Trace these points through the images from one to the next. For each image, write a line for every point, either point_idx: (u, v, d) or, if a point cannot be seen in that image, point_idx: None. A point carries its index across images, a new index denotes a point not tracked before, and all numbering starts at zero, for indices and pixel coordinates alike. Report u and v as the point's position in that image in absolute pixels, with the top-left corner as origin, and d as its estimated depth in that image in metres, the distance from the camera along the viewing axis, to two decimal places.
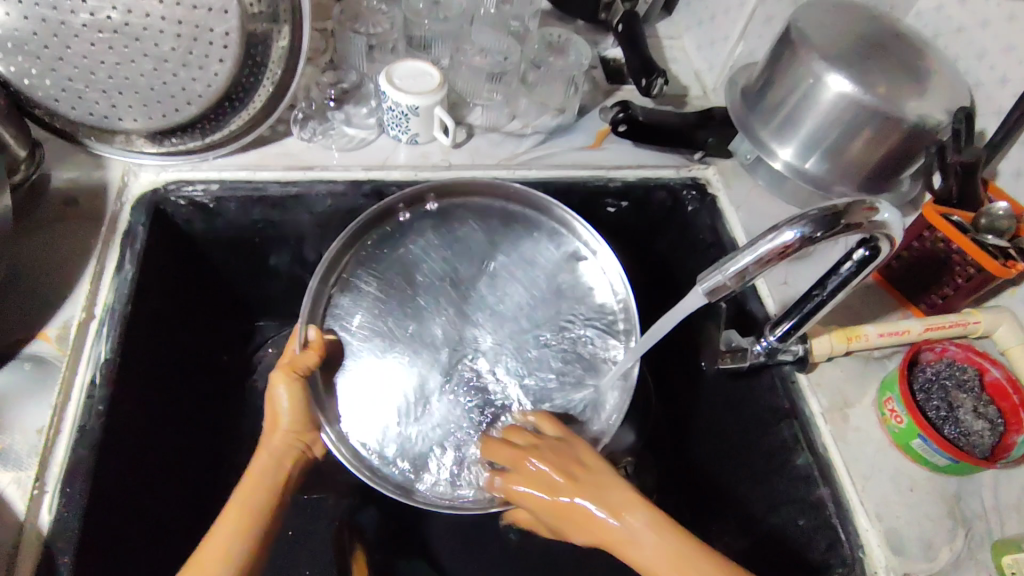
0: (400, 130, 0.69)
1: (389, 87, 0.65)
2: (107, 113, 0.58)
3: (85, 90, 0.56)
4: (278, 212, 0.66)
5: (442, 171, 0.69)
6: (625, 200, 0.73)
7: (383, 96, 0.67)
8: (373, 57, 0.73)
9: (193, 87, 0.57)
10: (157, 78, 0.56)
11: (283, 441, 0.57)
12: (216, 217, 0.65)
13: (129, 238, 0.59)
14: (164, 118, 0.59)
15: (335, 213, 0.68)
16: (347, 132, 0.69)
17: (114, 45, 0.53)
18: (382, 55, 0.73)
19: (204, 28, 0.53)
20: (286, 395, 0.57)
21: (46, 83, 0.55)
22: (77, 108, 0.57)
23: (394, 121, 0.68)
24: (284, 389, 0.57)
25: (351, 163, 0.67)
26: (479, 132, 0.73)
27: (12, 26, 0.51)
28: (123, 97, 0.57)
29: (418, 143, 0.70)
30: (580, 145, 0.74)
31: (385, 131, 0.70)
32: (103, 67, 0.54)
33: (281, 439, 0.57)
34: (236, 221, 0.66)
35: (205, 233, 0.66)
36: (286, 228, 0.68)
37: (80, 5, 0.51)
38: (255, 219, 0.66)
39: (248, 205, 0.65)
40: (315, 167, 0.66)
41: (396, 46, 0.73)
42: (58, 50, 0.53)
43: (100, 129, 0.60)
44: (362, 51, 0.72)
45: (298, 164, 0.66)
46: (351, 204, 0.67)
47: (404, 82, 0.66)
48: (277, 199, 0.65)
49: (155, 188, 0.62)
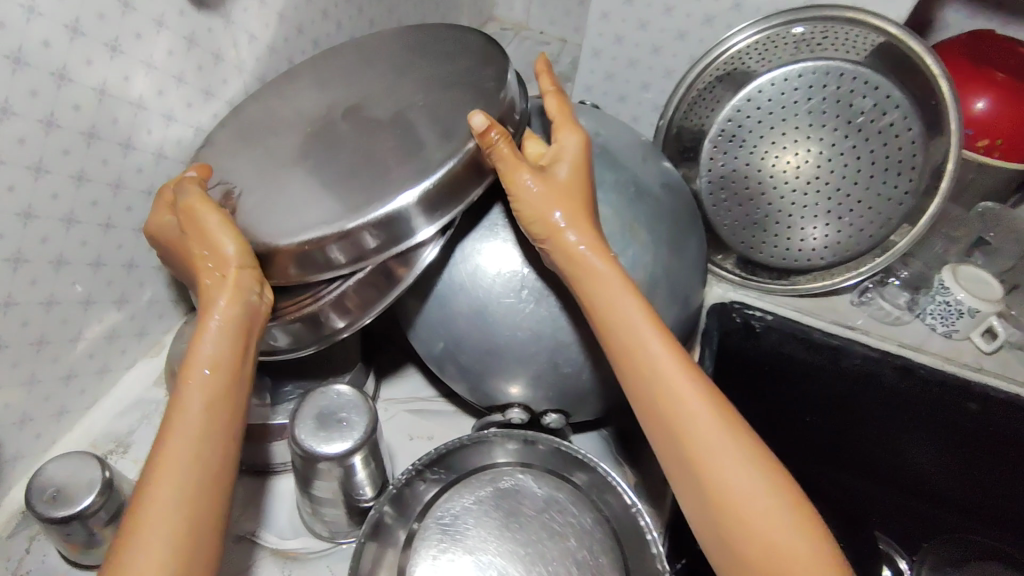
0: (941, 321, 0.74)
1: (953, 283, 0.72)
2: (752, 246, 0.72)
3: (746, 228, 0.71)
4: (807, 353, 0.75)
5: (970, 371, 0.72)
6: None
7: (942, 290, 0.73)
8: (930, 253, 0.79)
9: (833, 246, 0.69)
10: (811, 234, 0.68)
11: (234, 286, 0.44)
12: (754, 338, 0.77)
13: (707, 339, 0.75)
14: (793, 261, 0.71)
15: (856, 372, 0.75)
16: (883, 306, 0.77)
17: (810, 204, 0.67)
18: (939, 253, 0.79)
19: (884, 214, 0.66)
20: (233, 248, 0.44)
21: (729, 214, 0.70)
22: (736, 236, 0.72)
23: (940, 313, 0.73)
24: (235, 249, 0.44)
25: (887, 336, 0.75)
26: (1009, 348, 0.74)
27: (741, 169, 0.68)
28: (774, 239, 0.70)
29: (950, 337, 0.75)
30: None
31: (920, 318, 0.76)
32: (777, 214, 0.68)
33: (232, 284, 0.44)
34: (769, 348, 0.77)
35: (741, 350, 0.78)
36: (804, 367, 0.77)
37: (791, 173, 0.66)
38: (783, 352, 0.76)
39: (788, 340, 0.75)
40: (856, 329, 0.75)
41: (953, 249, 0.79)
42: (754, 193, 0.68)
43: (734, 250, 0.74)
44: (931, 247, 0.79)
45: (840, 322, 0.76)
46: (875, 369, 0.74)
47: (968, 285, 0.73)
48: (817, 344, 0.74)
49: (723, 301, 0.76)
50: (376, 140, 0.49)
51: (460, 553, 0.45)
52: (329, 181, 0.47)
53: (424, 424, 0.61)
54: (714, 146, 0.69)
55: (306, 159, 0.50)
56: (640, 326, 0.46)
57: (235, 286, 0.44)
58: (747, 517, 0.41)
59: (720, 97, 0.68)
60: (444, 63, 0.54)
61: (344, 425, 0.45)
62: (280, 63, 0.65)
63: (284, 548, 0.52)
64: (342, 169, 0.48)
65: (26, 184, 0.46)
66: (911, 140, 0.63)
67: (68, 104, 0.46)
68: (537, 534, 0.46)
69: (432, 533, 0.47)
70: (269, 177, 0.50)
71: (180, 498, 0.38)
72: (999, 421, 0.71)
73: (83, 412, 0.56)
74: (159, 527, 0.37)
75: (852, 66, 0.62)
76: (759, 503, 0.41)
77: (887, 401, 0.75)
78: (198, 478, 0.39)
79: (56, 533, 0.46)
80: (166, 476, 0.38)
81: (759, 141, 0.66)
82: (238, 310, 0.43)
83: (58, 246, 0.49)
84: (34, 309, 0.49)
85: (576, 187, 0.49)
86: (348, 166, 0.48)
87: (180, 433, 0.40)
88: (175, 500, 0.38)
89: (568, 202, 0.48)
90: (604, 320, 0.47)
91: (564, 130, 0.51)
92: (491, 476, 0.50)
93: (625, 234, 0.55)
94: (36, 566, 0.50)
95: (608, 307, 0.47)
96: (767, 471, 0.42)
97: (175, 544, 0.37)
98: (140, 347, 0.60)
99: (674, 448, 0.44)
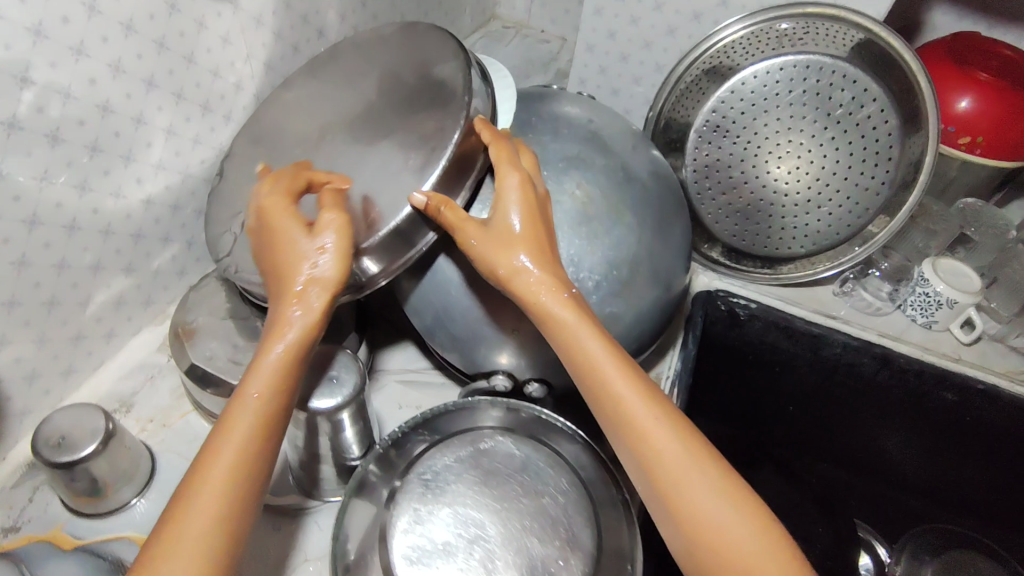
0: (921, 312, 0.76)
1: (934, 275, 0.74)
2: (734, 232, 0.74)
3: (730, 215, 0.73)
4: (789, 342, 0.78)
5: (949, 361, 0.74)
6: None
7: (923, 281, 0.75)
8: (911, 246, 0.81)
9: (812, 234, 0.71)
10: (791, 222, 0.71)
11: (315, 310, 0.46)
12: (738, 327, 0.79)
13: (691, 324, 0.75)
14: (775, 249, 0.74)
15: (836, 361, 0.77)
16: (865, 297, 0.80)
17: (792, 192, 0.69)
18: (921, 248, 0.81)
19: (861, 204, 0.68)
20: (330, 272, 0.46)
21: (713, 201, 0.73)
22: (720, 223, 0.74)
23: (921, 305, 0.76)
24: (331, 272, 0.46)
25: (868, 326, 0.78)
26: (988, 340, 0.77)
27: (725, 157, 0.71)
28: (756, 226, 0.73)
29: (929, 328, 0.77)
30: None
31: (901, 309, 0.79)
32: (759, 202, 0.71)
33: (314, 308, 0.46)
34: (751, 337, 0.79)
35: (723, 338, 0.80)
36: (786, 357, 0.79)
37: (774, 161, 0.69)
38: (766, 341, 0.78)
39: (770, 329, 0.77)
40: (836, 318, 0.78)
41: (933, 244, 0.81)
42: (737, 181, 0.71)
43: (716, 237, 0.77)
44: (911, 240, 0.81)
45: (822, 311, 0.78)
46: (854, 358, 0.76)
47: (947, 276, 0.75)
48: (797, 332, 0.76)
49: (709, 290, 0.78)
50: (383, 125, 0.55)
51: (440, 507, 0.47)
52: (347, 166, 0.55)
53: (413, 394, 0.64)
54: (699, 137, 0.72)
55: (329, 144, 0.57)
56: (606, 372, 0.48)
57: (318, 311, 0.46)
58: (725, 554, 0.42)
59: (705, 89, 0.71)
60: (434, 51, 0.58)
61: (334, 382, 0.48)
62: (285, 51, 0.68)
63: (274, 503, 0.55)
64: (355, 155, 0.55)
65: (43, 151, 0.49)
66: (887, 132, 0.65)
67: (85, 78, 0.50)
68: (517, 490, 0.48)
69: (415, 488, 0.48)
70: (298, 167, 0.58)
71: (215, 518, 0.40)
72: (975, 410, 0.73)
73: (90, 373, 0.59)
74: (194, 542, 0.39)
75: (832, 61, 0.65)
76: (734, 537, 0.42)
77: (866, 389, 0.77)
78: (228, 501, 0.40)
79: (60, 479, 0.49)
80: (202, 494, 0.40)
81: (742, 131, 0.69)
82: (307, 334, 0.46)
83: (71, 212, 0.52)
84: (46, 270, 0.52)
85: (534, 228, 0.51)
86: (362, 151, 0.55)
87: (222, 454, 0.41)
88: (207, 517, 0.39)
89: (506, 255, 0.50)
90: (580, 373, 0.49)
91: (505, 165, 0.51)
92: (472, 437, 0.52)
93: (612, 215, 0.56)
94: (39, 514, 0.53)
95: (578, 359, 0.49)
96: (742, 510, 0.43)
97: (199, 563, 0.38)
98: (145, 315, 0.63)
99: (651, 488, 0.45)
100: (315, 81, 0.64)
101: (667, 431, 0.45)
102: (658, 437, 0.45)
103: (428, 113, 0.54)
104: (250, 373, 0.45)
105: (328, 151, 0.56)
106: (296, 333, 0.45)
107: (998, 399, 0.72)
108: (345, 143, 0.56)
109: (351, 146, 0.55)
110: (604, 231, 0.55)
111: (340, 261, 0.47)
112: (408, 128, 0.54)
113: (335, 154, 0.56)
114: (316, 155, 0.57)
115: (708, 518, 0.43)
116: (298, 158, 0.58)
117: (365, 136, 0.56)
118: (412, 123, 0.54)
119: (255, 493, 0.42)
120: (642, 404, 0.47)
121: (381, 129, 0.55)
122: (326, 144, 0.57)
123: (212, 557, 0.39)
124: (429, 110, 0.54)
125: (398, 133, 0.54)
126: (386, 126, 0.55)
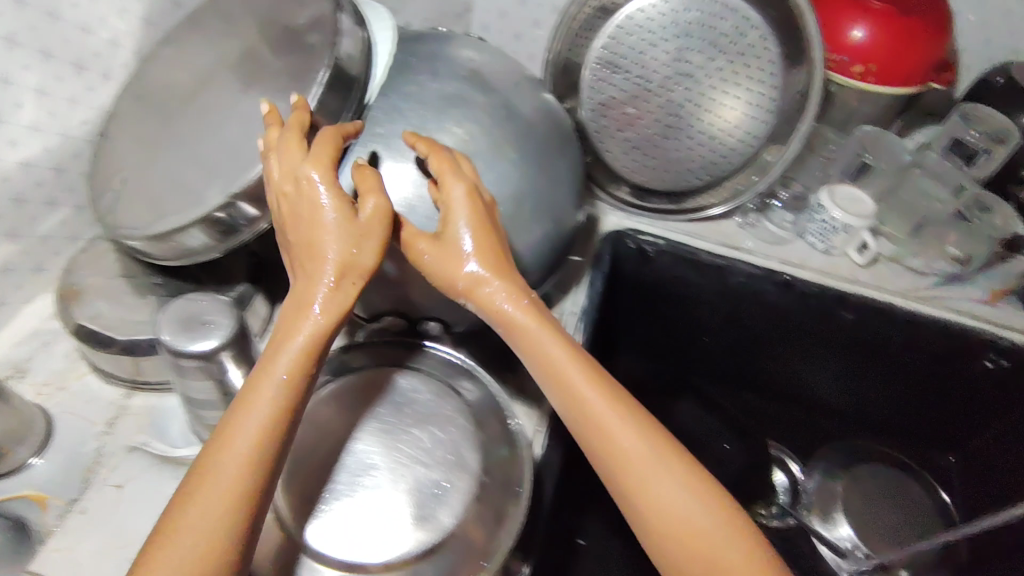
0: (821, 239, 0.79)
1: (830, 203, 0.76)
2: (634, 168, 0.76)
3: (630, 152, 0.75)
4: (696, 275, 0.80)
5: (846, 283, 0.78)
6: (1008, 362, 0.72)
7: (820, 209, 0.77)
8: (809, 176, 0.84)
9: (707, 164, 0.74)
10: (687, 154, 0.73)
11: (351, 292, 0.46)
12: (647, 264, 0.81)
13: (598, 260, 0.77)
14: (675, 182, 0.77)
15: (741, 291, 0.79)
16: (770, 229, 0.82)
17: (685, 124, 0.72)
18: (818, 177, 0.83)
19: (750, 131, 0.71)
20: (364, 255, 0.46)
21: (612, 138, 0.75)
22: (620, 160, 0.76)
23: (821, 231, 0.78)
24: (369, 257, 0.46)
25: (770, 255, 0.80)
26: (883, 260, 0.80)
27: (620, 94, 0.72)
28: (655, 161, 0.75)
29: (828, 254, 0.80)
30: (980, 298, 0.78)
31: (803, 237, 0.81)
32: (655, 135, 0.73)
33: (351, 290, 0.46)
34: (661, 272, 0.81)
35: (633, 273, 0.82)
36: (694, 289, 0.81)
37: (665, 94, 0.71)
38: (676, 275, 0.81)
39: (678, 263, 0.79)
40: (740, 249, 0.80)
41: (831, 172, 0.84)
42: (632, 117, 0.73)
43: (618, 175, 0.78)
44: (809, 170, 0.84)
45: (728, 244, 0.80)
46: (758, 286, 0.78)
47: (843, 204, 0.77)
48: (704, 265, 0.79)
49: (619, 229, 0.79)
50: (256, 70, 0.55)
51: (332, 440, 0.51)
52: (222, 115, 0.54)
53: None
54: (594, 75, 0.72)
55: (205, 94, 0.57)
56: (570, 374, 0.49)
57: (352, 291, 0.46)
58: (694, 538, 0.44)
59: (594, 26, 0.71)
60: None
61: (209, 327, 0.48)
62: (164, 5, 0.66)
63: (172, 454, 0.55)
64: (230, 103, 0.54)
65: None
66: (770, 59, 0.67)
67: None
68: (406, 422, 0.52)
69: (306, 431, 0.51)
70: (176, 120, 0.57)
71: (227, 515, 0.40)
72: (871, 329, 0.77)
73: None
74: (200, 538, 0.39)
75: None
76: (700, 523, 0.45)
77: (769, 314, 0.80)
78: (233, 496, 0.40)
79: None
80: (210, 487, 0.40)
81: (633, 66, 0.70)
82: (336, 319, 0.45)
83: None
84: None
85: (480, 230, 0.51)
86: (236, 98, 0.54)
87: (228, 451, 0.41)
88: (210, 511, 0.39)
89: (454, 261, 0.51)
90: (549, 377, 0.50)
91: (449, 176, 0.51)
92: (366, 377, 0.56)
93: (492, 151, 0.57)
94: None
95: (543, 362, 0.50)
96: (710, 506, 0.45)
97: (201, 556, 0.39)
98: (34, 281, 0.62)
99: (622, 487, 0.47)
100: (193, 33, 0.63)
101: (636, 430, 0.47)
102: (629, 438, 0.47)
103: (299, 55, 0.53)
104: (266, 363, 0.44)
105: (205, 102, 0.56)
106: (319, 325, 0.45)
107: (893, 317, 0.75)
108: (220, 92, 0.56)
109: (226, 94, 0.55)
110: (485, 167, 0.56)
111: (378, 249, 0.47)
112: (280, 72, 0.53)
113: (210, 104, 0.55)
114: (194, 107, 0.57)
115: (680, 515, 0.45)
116: (176, 111, 0.58)
117: (239, 83, 0.55)
118: (283, 66, 0.53)
119: (272, 488, 0.42)
120: (612, 405, 0.48)
121: (254, 75, 0.54)
122: (202, 95, 0.57)
123: (224, 556, 0.39)
124: (300, 52, 0.53)
125: (271, 77, 0.53)
126: (259, 71, 0.55)
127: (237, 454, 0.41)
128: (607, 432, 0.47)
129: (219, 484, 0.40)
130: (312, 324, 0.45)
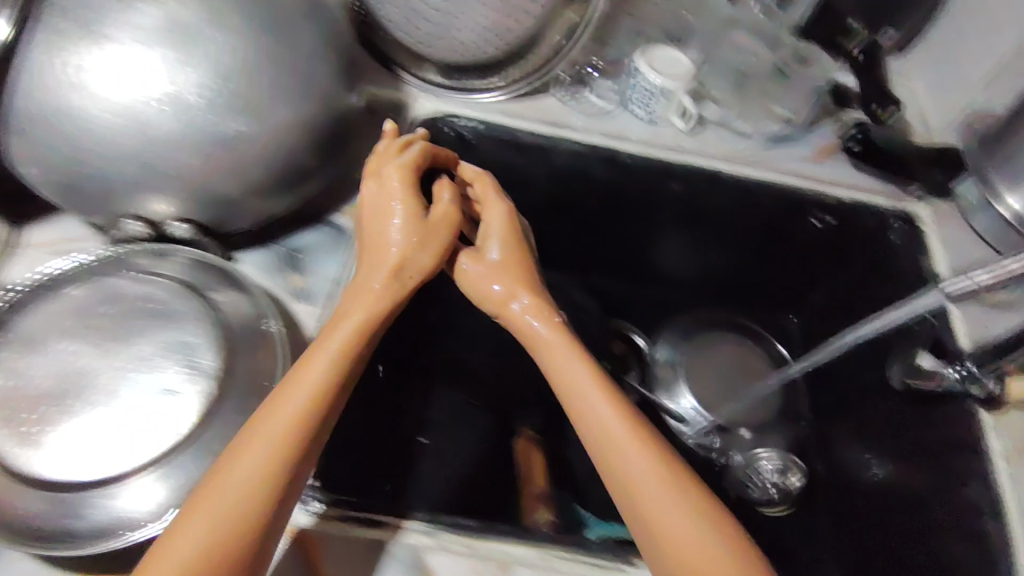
0: (643, 107, 0.76)
1: (645, 65, 0.73)
2: (422, 41, 0.70)
3: (419, 24, 0.68)
4: (521, 157, 0.75)
5: (672, 152, 0.75)
6: (831, 217, 0.74)
7: (635, 73, 0.74)
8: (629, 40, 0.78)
9: (503, 33, 0.69)
10: (477, 23, 0.67)
11: (401, 290, 0.51)
12: (471, 151, 0.75)
13: None
14: (473, 55, 0.71)
15: (568, 171, 0.75)
16: (594, 101, 0.77)
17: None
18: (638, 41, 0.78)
19: None
20: (428, 260, 0.52)
21: (395, 10, 0.68)
22: (408, 34, 0.70)
23: (641, 99, 0.75)
24: (428, 257, 0.53)
25: (593, 128, 0.75)
26: (709, 125, 0.77)
27: None
28: (445, 34, 0.69)
29: (654, 122, 0.77)
30: (804, 155, 0.77)
31: (627, 107, 0.77)
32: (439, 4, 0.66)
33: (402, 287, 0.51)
34: (486, 158, 0.75)
35: (457, 163, 0.76)
36: (522, 173, 0.76)
37: None
38: (502, 160, 0.75)
39: (501, 147, 0.74)
40: (561, 125, 0.75)
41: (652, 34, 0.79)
42: None
43: (412, 52, 0.72)
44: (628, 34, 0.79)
45: (548, 120, 0.75)
46: (586, 166, 0.74)
47: (659, 64, 0.74)
48: (527, 146, 0.74)
49: (434, 115, 0.73)
50: None
51: (39, 351, 0.49)
52: None
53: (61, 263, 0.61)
54: None
55: None
56: (588, 393, 0.50)
57: (395, 272, 0.51)
58: (673, 546, 0.43)
59: None
60: None
61: None
62: None
63: None
64: None
65: None
66: None
67: None
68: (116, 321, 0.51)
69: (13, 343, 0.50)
70: None
71: (250, 502, 0.41)
72: (702, 198, 0.75)
73: None
74: (202, 528, 0.39)
75: None
76: (695, 543, 0.43)
77: (600, 193, 0.77)
78: (252, 493, 0.41)
79: None
80: (225, 476, 0.41)
81: None
82: (378, 312, 0.50)
83: None
84: None
85: (511, 257, 0.57)
86: None
87: (252, 448, 0.42)
88: (228, 498, 0.40)
89: (496, 274, 0.56)
90: (559, 387, 0.52)
91: (491, 199, 0.59)
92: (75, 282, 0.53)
93: (212, 21, 0.49)
94: None
95: (561, 375, 0.52)
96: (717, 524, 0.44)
97: (200, 548, 0.39)
98: None
99: (626, 498, 0.46)
100: None
101: (628, 434, 0.47)
102: (632, 445, 0.47)
103: None
104: (304, 360, 0.47)
105: None
106: (356, 320, 0.49)
107: (720, 183, 0.74)
108: None
109: None
110: (206, 39, 0.49)
111: (424, 250, 0.52)
112: None
113: None
114: None
115: (664, 522, 0.44)
116: None
117: None
118: None
119: (287, 499, 0.42)
120: (620, 416, 0.48)
121: None
122: None
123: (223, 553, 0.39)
124: None
125: None
126: None
127: (255, 447, 0.42)
128: (617, 453, 0.47)
129: (240, 469, 0.41)
130: (354, 319, 0.49)
